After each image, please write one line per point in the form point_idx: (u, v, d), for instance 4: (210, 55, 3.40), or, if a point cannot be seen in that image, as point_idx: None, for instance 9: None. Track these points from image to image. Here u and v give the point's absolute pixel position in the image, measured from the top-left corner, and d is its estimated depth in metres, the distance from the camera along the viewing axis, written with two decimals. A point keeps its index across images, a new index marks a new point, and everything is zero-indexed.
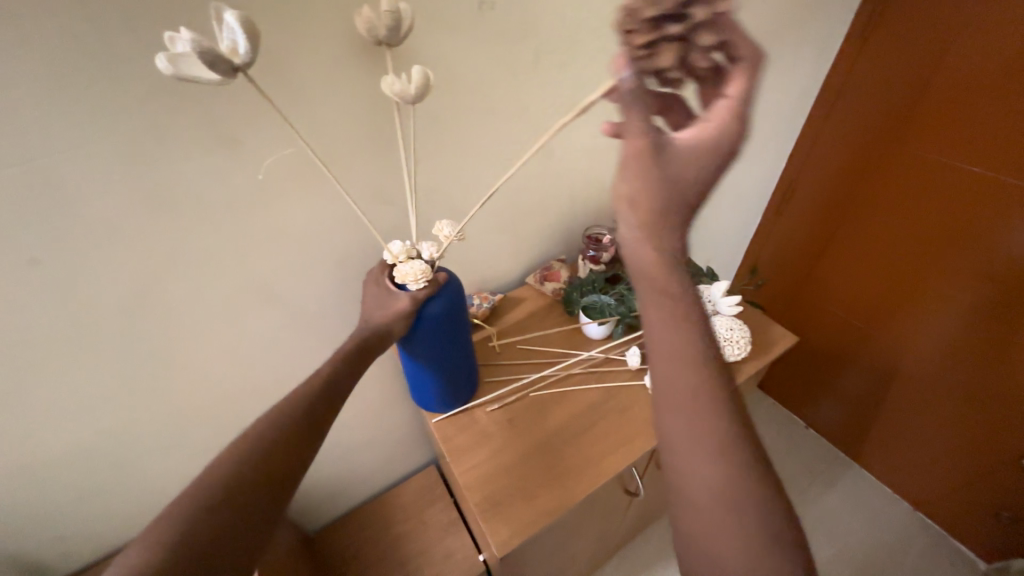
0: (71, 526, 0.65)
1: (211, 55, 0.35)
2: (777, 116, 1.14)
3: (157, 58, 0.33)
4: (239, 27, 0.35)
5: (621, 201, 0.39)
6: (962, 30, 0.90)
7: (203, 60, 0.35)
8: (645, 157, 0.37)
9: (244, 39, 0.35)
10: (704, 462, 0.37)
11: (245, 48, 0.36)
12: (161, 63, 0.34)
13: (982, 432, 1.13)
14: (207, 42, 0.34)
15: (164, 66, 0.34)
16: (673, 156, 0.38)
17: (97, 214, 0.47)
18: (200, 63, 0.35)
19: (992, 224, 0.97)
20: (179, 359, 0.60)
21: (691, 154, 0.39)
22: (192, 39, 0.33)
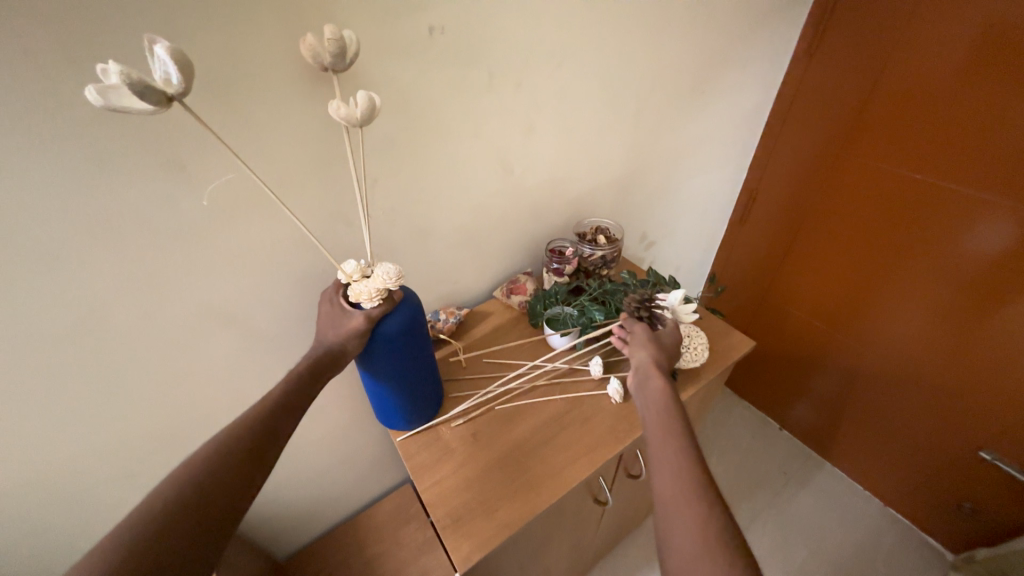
0: (17, 563, 0.63)
1: (142, 87, 0.35)
2: (733, 129, 1.18)
3: (85, 91, 0.33)
4: (170, 60, 0.36)
5: (638, 347, 0.67)
6: (901, 46, 0.96)
7: (133, 92, 0.35)
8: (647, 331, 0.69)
9: (178, 70, 0.36)
10: (685, 504, 0.46)
11: (178, 79, 0.37)
12: (90, 95, 0.34)
13: (941, 428, 1.18)
14: (137, 74, 0.35)
15: (94, 98, 0.34)
16: (663, 337, 0.70)
17: (35, 245, 0.46)
18: (131, 94, 0.36)
19: (939, 227, 1.02)
20: (130, 387, 0.60)
21: (669, 337, 0.70)
22: (120, 72, 0.34)
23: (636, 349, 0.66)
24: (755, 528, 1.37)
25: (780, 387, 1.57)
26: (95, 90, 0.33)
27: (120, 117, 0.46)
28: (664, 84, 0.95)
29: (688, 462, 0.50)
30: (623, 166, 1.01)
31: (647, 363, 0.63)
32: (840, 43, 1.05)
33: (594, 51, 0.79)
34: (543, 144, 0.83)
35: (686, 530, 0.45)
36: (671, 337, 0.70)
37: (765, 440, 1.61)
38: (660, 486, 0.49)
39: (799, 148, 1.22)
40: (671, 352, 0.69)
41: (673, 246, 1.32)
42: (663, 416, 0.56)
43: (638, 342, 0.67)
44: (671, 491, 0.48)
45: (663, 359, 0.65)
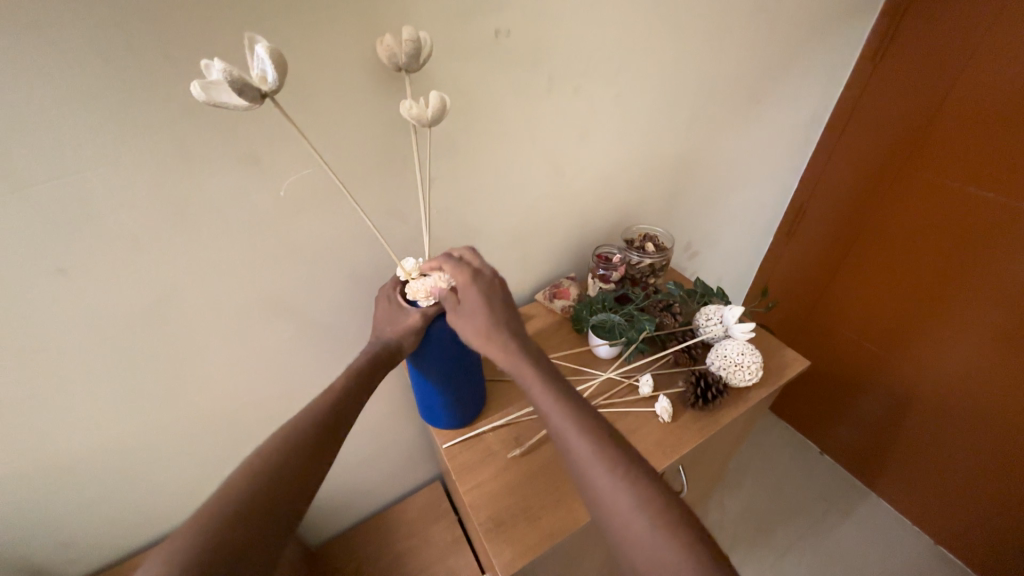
0: (82, 527, 0.67)
1: (242, 83, 0.37)
2: (789, 138, 1.14)
3: (192, 87, 0.35)
4: (268, 57, 0.37)
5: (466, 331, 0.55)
6: (970, 56, 0.91)
7: (233, 88, 0.36)
8: (452, 305, 0.56)
9: (273, 68, 0.37)
10: (602, 476, 0.46)
11: (273, 76, 0.38)
12: (195, 91, 0.36)
13: (1003, 464, 1.09)
14: (237, 72, 0.36)
15: (197, 93, 0.35)
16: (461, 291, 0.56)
17: (127, 230, 0.49)
18: (229, 91, 0.37)
19: (1007, 249, 0.94)
20: (194, 370, 0.62)
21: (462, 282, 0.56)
22: (225, 68, 0.35)
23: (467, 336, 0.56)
24: (790, 555, 1.32)
25: (823, 410, 1.50)
26: (200, 87, 0.35)
27: (207, 111, 0.48)
28: (722, 91, 0.92)
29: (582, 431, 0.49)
30: (674, 174, 0.98)
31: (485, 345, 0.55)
32: (904, 52, 1.00)
33: (655, 56, 0.77)
34: (596, 149, 0.82)
35: (617, 509, 0.44)
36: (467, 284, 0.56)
37: (804, 463, 1.54)
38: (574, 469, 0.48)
39: (855, 162, 1.16)
40: (488, 284, 0.57)
41: (717, 257, 1.28)
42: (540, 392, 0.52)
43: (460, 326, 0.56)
44: (590, 473, 0.46)
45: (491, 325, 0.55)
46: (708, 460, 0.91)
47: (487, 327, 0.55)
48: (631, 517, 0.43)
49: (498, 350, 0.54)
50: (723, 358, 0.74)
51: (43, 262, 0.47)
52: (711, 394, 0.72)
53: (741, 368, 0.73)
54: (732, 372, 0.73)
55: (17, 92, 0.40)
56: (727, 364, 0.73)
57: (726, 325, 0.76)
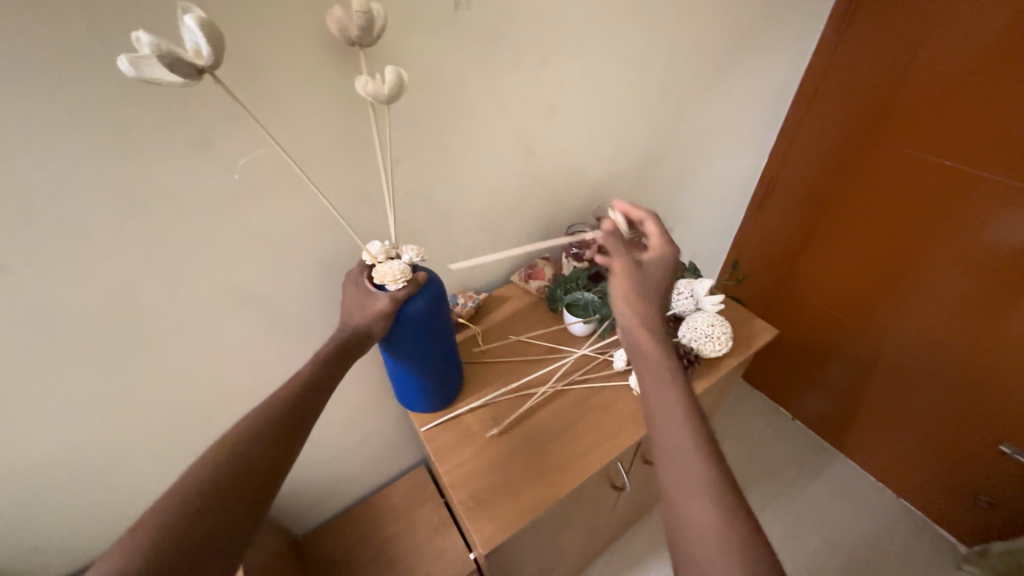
0: (51, 531, 0.65)
1: (173, 57, 0.35)
2: (758, 111, 1.15)
3: (118, 62, 0.33)
4: (198, 29, 0.35)
5: (618, 299, 0.56)
6: (934, 24, 0.92)
7: (164, 63, 0.34)
8: (624, 269, 0.58)
9: (207, 42, 0.35)
10: (695, 494, 0.43)
11: (208, 52, 0.36)
12: (123, 66, 0.33)
13: (961, 420, 1.15)
14: (166, 45, 0.34)
15: (125, 68, 0.33)
16: (647, 269, 0.58)
17: (66, 222, 0.46)
18: (162, 66, 0.35)
19: (968, 215, 0.98)
20: (157, 365, 0.60)
21: (657, 266, 0.59)
22: (152, 42, 0.33)
23: (619, 306, 0.56)
24: (765, 516, 1.38)
25: (795, 378, 1.55)
26: (127, 61, 0.33)
27: (147, 92, 0.45)
28: (690, 66, 0.92)
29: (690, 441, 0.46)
30: (645, 151, 0.98)
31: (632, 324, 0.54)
32: (869, 21, 1.00)
33: (621, 28, 0.76)
34: (566, 127, 0.81)
35: (701, 530, 0.41)
36: (654, 265, 0.59)
37: (778, 429, 1.60)
38: (667, 475, 0.45)
39: (823, 134, 1.17)
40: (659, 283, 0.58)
41: (691, 233, 1.30)
42: (659, 387, 0.51)
43: (617, 291, 0.57)
44: (685, 487, 0.44)
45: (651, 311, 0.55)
46: None
47: (646, 313, 0.55)
48: (712, 544, 0.40)
49: (648, 316, 0.55)
50: (694, 331, 0.75)
51: None
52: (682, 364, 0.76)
53: (711, 340, 0.74)
54: (703, 344, 0.75)
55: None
56: (698, 337, 0.75)
57: (696, 299, 0.77)
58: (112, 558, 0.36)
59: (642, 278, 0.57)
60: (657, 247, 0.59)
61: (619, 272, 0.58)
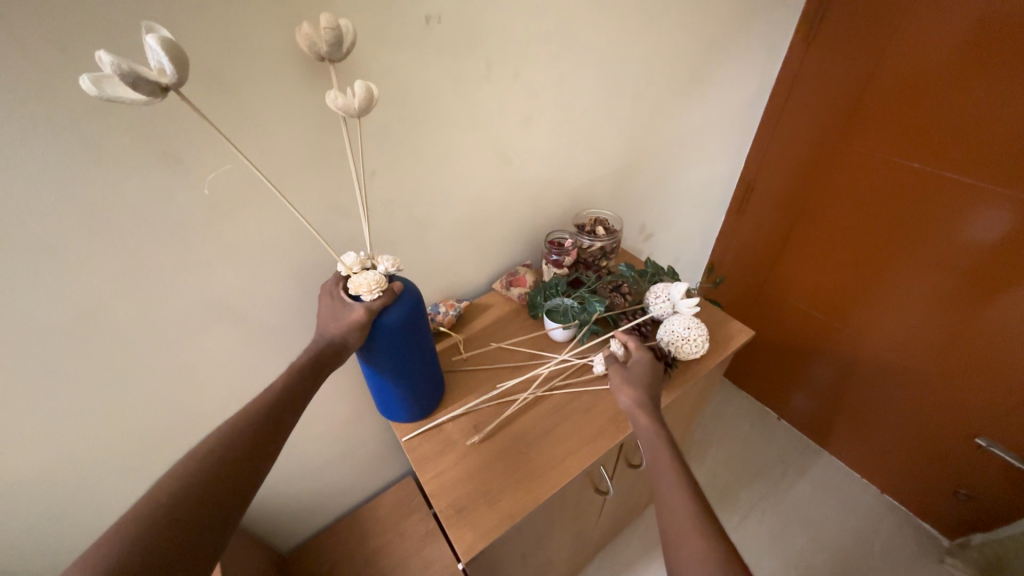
0: (21, 555, 0.63)
1: (136, 76, 0.35)
2: (731, 118, 1.18)
3: (78, 81, 0.33)
4: (161, 49, 0.35)
5: (618, 391, 0.65)
6: (897, 32, 0.96)
7: (125, 82, 0.35)
8: (616, 369, 0.68)
9: (169, 60, 0.36)
10: (688, 537, 0.47)
11: (172, 70, 0.36)
12: (83, 85, 0.34)
13: (940, 415, 1.18)
14: (128, 64, 0.34)
15: (87, 88, 0.34)
16: (634, 366, 0.68)
17: (31, 240, 0.46)
18: (123, 83, 0.35)
19: (937, 216, 1.02)
20: (129, 382, 0.59)
21: (640, 363, 0.68)
22: (112, 61, 0.34)
23: (620, 394, 0.64)
24: (753, 517, 1.39)
25: (778, 378, 1.58)
26: (88, 79, 0.33)
27: (115, 109, 0.45)
28: (662, 75, 0.94)
29: (680, 489, 0.51)
30: (621, 159, 1.00)
31: (631, 405, 0.62)
32: (836, 29, 1.04)
33: (592, 40, 0.78)
34: (541, 136, 0.82)
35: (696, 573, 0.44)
36: (640, 363, 0.68)
37: (764, 429, 1.62)
38: (666, 523, 0.49)
39: (797, 138, 1.21)
40: (650, 374, 0.67)
41: (671, 238, 1.32)
42: (654, 449, 0.56)
43: (616, 384, 0.66)
44: (681, 534, 0.47)
45: (644, 393, 0.63)
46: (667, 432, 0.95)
47: (639, 393, 0.63)
48: None
49: (644, 401, 0.62)
50: (671, 334, 0.76)
51: None
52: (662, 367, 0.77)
53: (688, 342, 0.75)
54: (681, 346, 0.76)
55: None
56: (675, 340, 0.75)
57: (673, 302, 0.78)
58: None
59: (636, 375, 0.66)
60: (640, 353, 0.70)
61: (614, 371, 0.67)
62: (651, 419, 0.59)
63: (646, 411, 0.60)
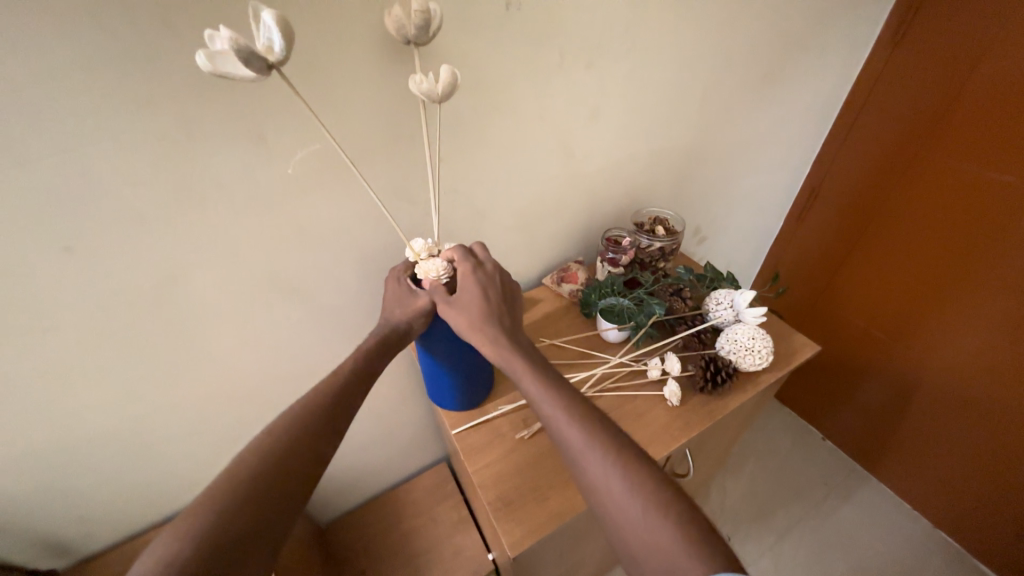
0: (95, 503, 0.68)
1: (249, 53, 0.36)
2: (803, 119, 1.11)
3: (196, 56, 0.34)
4: (275, 27, 0.36)
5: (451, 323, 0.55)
6: (995, 31, 0.86)
7: (240, 58, 0.35)
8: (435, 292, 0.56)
9: (281, 38, 0.37)
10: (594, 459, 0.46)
11: (280, 47, 0.37)
12: (199, 60, 0.35)
13: (1003, 451, 1.09)
14: (244, 41, 0.35)
15: (203, 63, 0.35)
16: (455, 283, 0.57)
17: (129, 208, 0.48)
18: (236, 60, 0.36)
19: (1017, 238, 0.92)
20: (202, 349, 0.62)
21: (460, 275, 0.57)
22: (231, 37, 0.35)
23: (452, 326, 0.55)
24: (790, 538, 1.33)
25: (828, 396, 1.50)
26: (205, 55, 0.34)
27: (212, 86, 0.46)
28: (738, 70, 0.89)
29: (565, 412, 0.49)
30: (685, 158, 0.97)
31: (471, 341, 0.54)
32: (927, 25, 0.95)
33: (669, 32, 0.75)
34: (606, 129, 0.80)
35: (611, 492, 0.44)
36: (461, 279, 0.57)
37: (806, 448, 1.55)
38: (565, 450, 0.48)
39: (870, 144, 1.12)
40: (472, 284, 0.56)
41: (726, 243, 1.27)
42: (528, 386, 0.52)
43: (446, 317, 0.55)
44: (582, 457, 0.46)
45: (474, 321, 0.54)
46: (713, 443, 0.91)
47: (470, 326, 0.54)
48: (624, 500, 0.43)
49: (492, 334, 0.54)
50: (733, 343, 0.73)
51: (48, 240, 0.46)
52: (720, 378, 0.72)
53: (751, 353, 0.72)
54: (743, 356, 0.72)
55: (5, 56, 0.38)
56: (737, 350, 0.73)
57: (736, 310, 0.75)
58: (171, 536, 0.37)
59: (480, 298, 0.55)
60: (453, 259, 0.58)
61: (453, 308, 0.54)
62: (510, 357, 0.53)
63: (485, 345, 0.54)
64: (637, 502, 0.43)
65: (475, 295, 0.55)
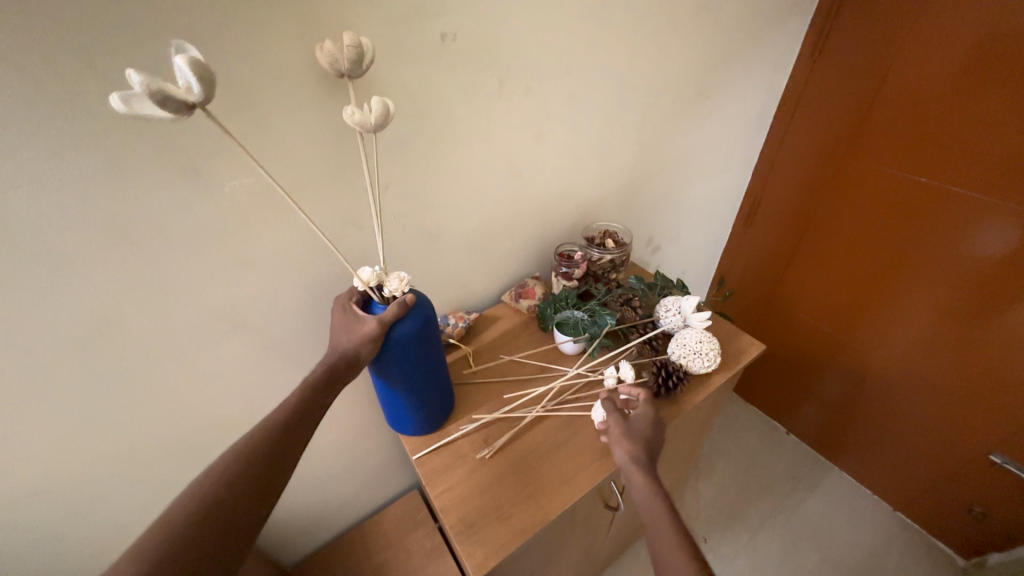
0: (23, 571, 0.63)
1: (199, 68, 0.37)
2: (739, 131, 1.18)
3: (132, 73, 0.35)
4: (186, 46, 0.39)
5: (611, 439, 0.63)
6: (903, 46, 0.96)
7: (193, 70, 0.37)
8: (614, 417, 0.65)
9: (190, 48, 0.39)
10: None
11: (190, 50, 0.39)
12: (135, 77, 0.35)
13: (947, 430, 1.17)
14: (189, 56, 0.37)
15: (138, 78, 0.35)
16: (635, 419, 0.65)
17: (51, 252, 0.46)
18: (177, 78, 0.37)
19: (942, 231, 1.01)
20: (143, 393, 0.60)
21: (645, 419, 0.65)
22: (185, 54, 0.37)
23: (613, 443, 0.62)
24: (763, 534, 1.36)
25: (786, 392, 1.56)
26: (139, 74, 0.35)
27: (141, 124, 0.46)
28: (673, 87, 0.95)
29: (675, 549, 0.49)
30: (631, 172, 1.01)
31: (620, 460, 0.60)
32: (843, 42, 1.05)
33: (602, 56, 0.79)
34: (550, 149, 0.83)
35: None
36: (642, 419, 0.65)
37: (772, 443, 1.60)
38: None
39: (802, 151, 1.21)
40: (650, 431, 0.64)
41: (678, 251, 1.32)
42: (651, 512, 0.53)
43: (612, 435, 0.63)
44: None
45: (633, 451, 0.60)
46: (676, 446, 0.94)
47: (627, 451, 0.60)
48: None
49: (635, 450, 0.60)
50: (683, 347, 0.76)
51: None
52: (672, 382, 0.74)
53: (699, 356, 0.75)
54: (692, 359, 0.75)
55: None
56: (686, 353, 0.75)
57: (684, 315, 0.78)
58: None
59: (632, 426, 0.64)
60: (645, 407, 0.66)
61: (612, 423, 0.64)
62: (648, 480, 0.56)
63: (634, 471, 0.58)
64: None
65: (641, 432, 0.63)
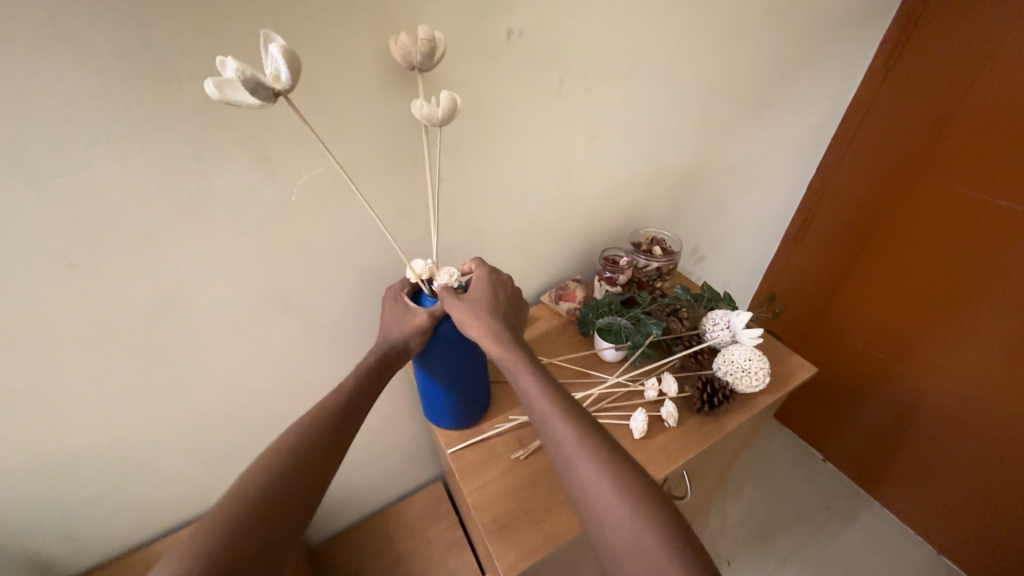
0: (82, 522, 0.67)
1: (292, 59, 0.38)
2: (799, 141, 1.13)
3: (229, 61, 0.36)
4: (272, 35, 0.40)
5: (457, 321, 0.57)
6: (986, 60, 0.88)
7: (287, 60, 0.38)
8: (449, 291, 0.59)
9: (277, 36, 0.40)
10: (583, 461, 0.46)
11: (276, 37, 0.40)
12: (232, 65, 0.36)
13: (1005, 475, 1.08)
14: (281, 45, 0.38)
15: (235, 66, 0.36)
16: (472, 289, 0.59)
17: (132, 226, 0.49)
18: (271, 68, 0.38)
19: (1015, 262, 0.93)
20: (201, 366, 0.63)
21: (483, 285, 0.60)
22: (277, 42, 0.38)
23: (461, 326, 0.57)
24: (791, 563, 1.30)
25: (828, 418, 1.48)
26: (236, 63, 0.36)
27: (222, 109, 0.48)
28: (735, 93, 0.91)
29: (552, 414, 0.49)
30: (683, 180, 0.98)
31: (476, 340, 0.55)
32: (920, 52, 0.98)
33: (666, 58, 0.77)
34: (604, 151, 0.81)
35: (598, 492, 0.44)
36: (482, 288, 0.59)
37: (807, 469, 1.53)
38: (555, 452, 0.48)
39: (864, 166, 1.14)
40: (498, 295, 0.60)
41: (723, 263, 1.28)
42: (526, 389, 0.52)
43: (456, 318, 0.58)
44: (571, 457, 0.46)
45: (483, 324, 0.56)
46: (712, 465, 0.90)
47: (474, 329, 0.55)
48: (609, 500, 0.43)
49: (498, 332, 0.55)
50: (730, 364, 0.73)
51: (53, 257, 0.47)
52: (717, 399, 0.72)
53: (748, 374, 0.72)
54: (740, 378, 0.72)
55: (18, 79, 0.39)
56: (733, 370, 0.72)
57: (733, 331, 0.75)
58: (171, 561, 0.37)
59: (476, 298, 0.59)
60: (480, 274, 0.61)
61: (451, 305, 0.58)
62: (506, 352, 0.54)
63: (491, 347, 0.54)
64: (624, 505, 0.42)
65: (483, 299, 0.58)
